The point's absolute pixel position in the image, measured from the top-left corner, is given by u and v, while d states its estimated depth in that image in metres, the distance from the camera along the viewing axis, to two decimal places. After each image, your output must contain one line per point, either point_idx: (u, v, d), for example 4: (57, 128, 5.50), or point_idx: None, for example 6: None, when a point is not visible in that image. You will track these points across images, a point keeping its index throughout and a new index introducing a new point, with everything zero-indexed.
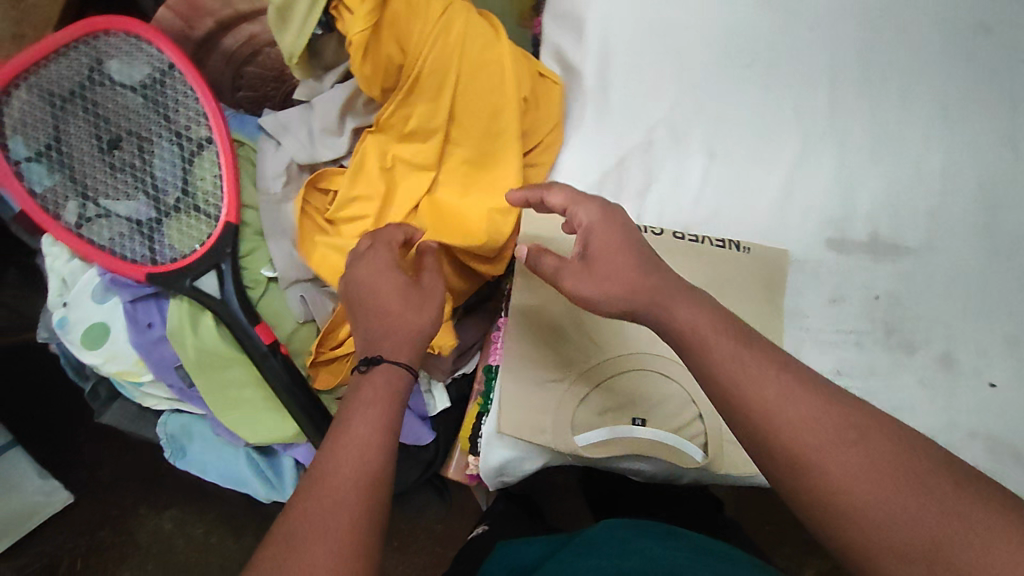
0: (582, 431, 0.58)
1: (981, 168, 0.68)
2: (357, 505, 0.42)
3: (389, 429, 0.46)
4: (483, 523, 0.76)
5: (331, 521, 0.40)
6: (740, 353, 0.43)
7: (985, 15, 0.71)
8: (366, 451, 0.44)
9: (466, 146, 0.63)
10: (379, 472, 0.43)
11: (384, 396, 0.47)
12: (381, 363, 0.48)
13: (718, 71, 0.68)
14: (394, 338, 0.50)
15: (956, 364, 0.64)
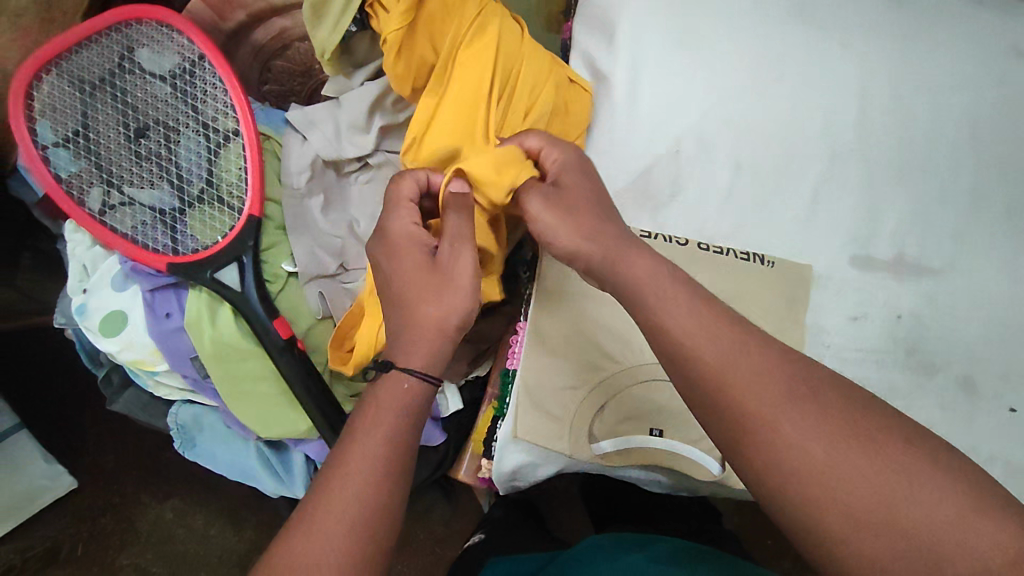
0: (599, 439, 0.57)
1: (1009, 190, 0.68)
2: (362, 519, 0.42)
3: (402, 439, 0.45)
4: (481, 531, 0.76)
5: (337, 532, 0.41)
6: (771, 368, 0.42)
7: (1018, 36, 0.71)
8: (378, 463, 0.44)
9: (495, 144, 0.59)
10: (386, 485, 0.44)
11: (399, 406, 0.46)
12: (393, 370, 0.47)
13: (748, 82, 0.67)
14: (410, 337, 0.48)
15: (977, 388, 0.64)
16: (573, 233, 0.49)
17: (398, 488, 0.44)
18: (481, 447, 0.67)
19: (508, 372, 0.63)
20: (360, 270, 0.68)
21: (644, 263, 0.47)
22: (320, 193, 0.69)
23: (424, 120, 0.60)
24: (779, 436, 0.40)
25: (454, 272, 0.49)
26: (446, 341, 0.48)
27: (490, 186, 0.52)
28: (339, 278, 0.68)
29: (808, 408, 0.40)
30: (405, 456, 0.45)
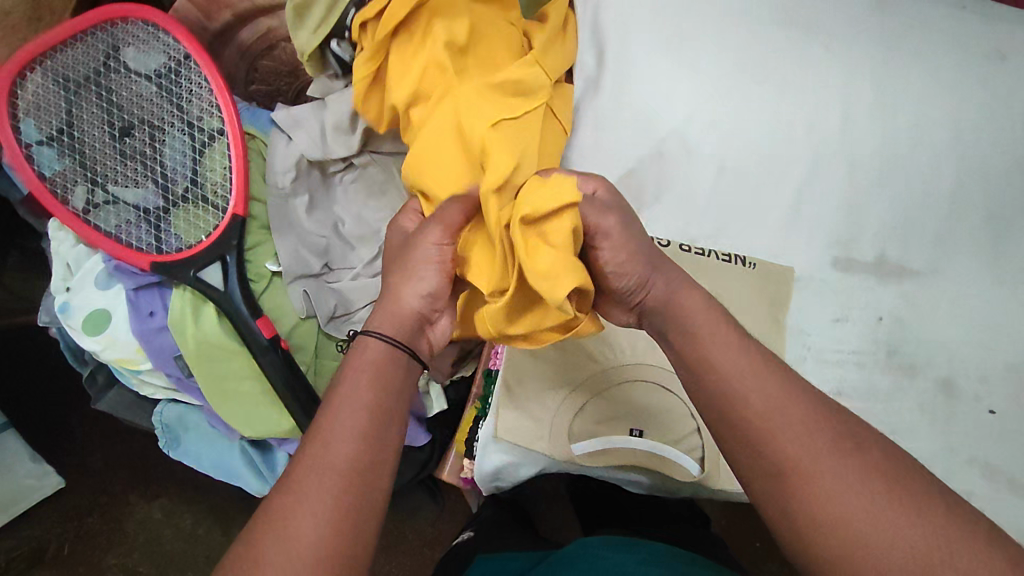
0: (578, 439, 0.58)
1: (990, 193, 0.68)
2: (342, 478, 0.41)
3: (382, 402, 0.45)
4: (470, 530, 0.77)
5: (320, 494, 0.40)
6: (741, 367, 0.43)
7: (1000, 41, 0.71)
8: (357, 423, 0.43)
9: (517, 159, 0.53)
10: (373, 447, 0.43)
11: (375, 370, 0.46)
12: (369, 337, 0.47)
13: (732, 84, 0.68)
14: (383, 313, 0.48)
15: (957, 389, 0.64)
16: (638, 262, 0.46)
17: (382, 451, 0.43)
18: (463, 447, 0.67)
19: (492, 371, 0.64)
20: (345, 270, 0.69)
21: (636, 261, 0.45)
22: (305, 193, 0.69)
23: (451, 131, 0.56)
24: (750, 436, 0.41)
25: (417, 249, 0.49)
26: (412, 321, 0.49)
27: (569, 208, 0.44)
28: (323, 278, 0.69)
29: (789, 410, 0.42)
30: (387, 418, 0.44)
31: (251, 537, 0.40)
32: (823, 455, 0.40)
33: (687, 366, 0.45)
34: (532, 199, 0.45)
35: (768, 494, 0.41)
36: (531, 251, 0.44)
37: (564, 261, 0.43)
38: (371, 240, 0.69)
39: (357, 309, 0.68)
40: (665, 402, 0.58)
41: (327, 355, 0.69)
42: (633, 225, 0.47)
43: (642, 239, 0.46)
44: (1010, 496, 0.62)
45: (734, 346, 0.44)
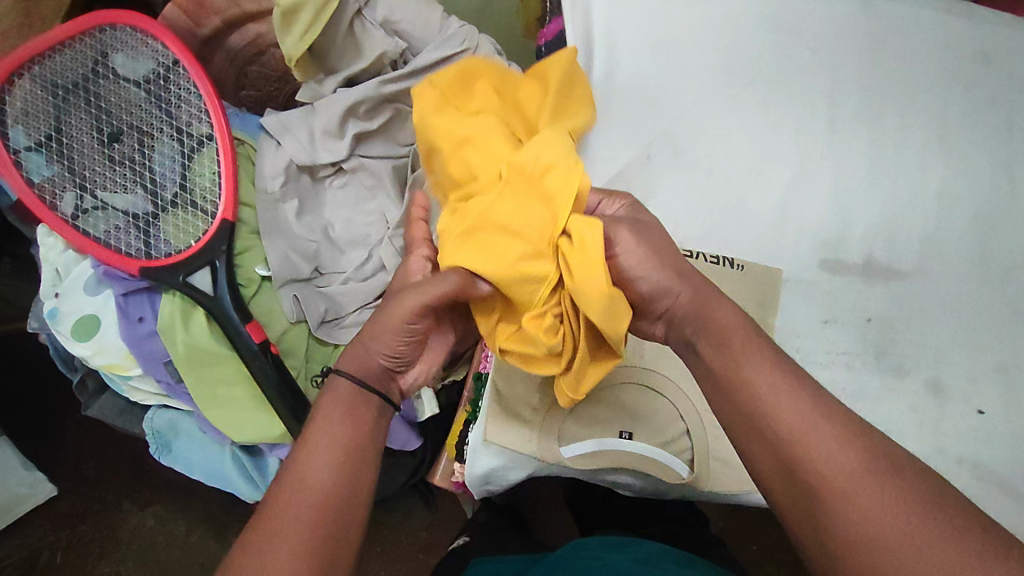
0: (570, 442, 0.57)
1: (975, 195, 0.70)
2: (316, 514, 0.41)
3: (357, 441, 0.45)
4: (466, 534, 0.76)
5: (292, 529, 0.40)
6: (768, 368, 0.42)
7: (983, 45, 0.73)
8: (338, 460, 0.43)
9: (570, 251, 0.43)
10: (348, 487, 0.43)
11: (349, 409, 0.46)
12: (342, 379, 0.47)
13: (720, 88, 0.68)
14: (354, 360, 0.48)
15: (946, 390, 0.65)
16: (662, 266, 0.46)
17: (350, 494, 0.42)
18: (454, 451, 0.68)
19: (483, 375, 0.65)
20: (335, 274, 0.69)
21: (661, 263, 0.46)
22: (295, 197, 0.68)
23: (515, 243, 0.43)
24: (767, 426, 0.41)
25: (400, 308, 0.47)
26: (381, 371, 0.49)
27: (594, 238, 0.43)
28: (314, 283, 0.69)
29: (822, 425, 0.40)
30: (357, 458, 0.44)
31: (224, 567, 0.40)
32: (859, 474, 0.38)
33: (712, 383, 0.44)
34: (571, 270, 0.43)
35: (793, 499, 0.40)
36: (586, 308, 0.43)
37: (612, 301, 0.43)
38: (361, 245, 0.70)
39: (347, 313, 0.68)
40: (657, 404, 0.58)
41: (318, 359, 0.69)
42: (649, 233, 0.48)
43: (657, 241, 0.47)
44: (1000, 497, 0.62)
45: (755, 350, 0.44)
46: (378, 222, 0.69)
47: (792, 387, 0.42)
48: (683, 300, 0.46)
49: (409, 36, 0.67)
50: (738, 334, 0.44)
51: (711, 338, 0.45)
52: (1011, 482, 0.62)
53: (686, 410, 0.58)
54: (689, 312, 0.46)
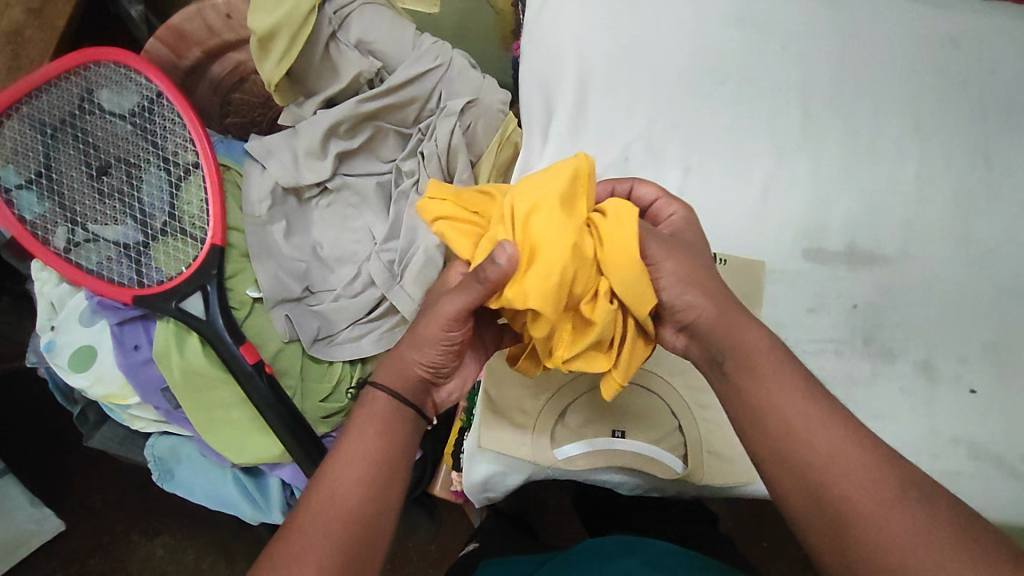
0: (563, 444, 0.58)
1: (953, 177, 0.71)
2: (346, 519, 0.42)
3: (389, 451, 0.46)
4: (474, 540, 0.76)
5: (321, 534, 0.41)
6: (793, 392, 0.42)
7: (952, 30, 0.75)
8: (371, 471, 0.44)
9: (609, 229, 0.45)
10: (380, 498, 0.44)
11: (381, 419, 0.47)
12: (378, 392, 0.48)
13: (694, 87, 0.70)
14: (394, 372, 0.49)
15: (936, 371, 0.65)
16: (692, 283, 0.47)
17: (379, 514, 0.43)
18: (452, 460, 0.69)
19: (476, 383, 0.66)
20: (326, 292, 0.70)
21: (688, 277, 0.47)
22: (282, 219, 0.69)
23: (557, 230, 0.44)
24: (781, 435, 0.42)
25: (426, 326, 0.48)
26: (418, 381, 0.50)
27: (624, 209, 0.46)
28: (305, 302, 0.70)
29: (856, 455, 0.40)
30: (387, 474, 0.45)
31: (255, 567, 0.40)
32: (887, 505, 0.38)
33: (746, 410, 0.44)
34: (609, 239, 0.45)
35: (823, 531, 0.40)
36: (630, 284, 0.45)
37: (643, 276, 0.45)
38: (349, 262, 0.70)
39: (340, 330, 0.70)
40: (648, 401, 0.58)
41: (313, 377, 0.70)
42: (685, 252, 0.49)
43: (689, 257, 0.48)
44: (998, 476, 0.62)
45: (786, 382, 0.43)
46: (365, 239, 0.70)
47: (817, 410, 0.42)
48: (706, 312, 0.46)
49: (384, 56, 0.68)
50: (761, 334, 0.45)
51: (740, 361, 0.45)
52: (1007, 460, 0.63)
53: (677, 406, 0.59)
54: (713, 327, 0.46)
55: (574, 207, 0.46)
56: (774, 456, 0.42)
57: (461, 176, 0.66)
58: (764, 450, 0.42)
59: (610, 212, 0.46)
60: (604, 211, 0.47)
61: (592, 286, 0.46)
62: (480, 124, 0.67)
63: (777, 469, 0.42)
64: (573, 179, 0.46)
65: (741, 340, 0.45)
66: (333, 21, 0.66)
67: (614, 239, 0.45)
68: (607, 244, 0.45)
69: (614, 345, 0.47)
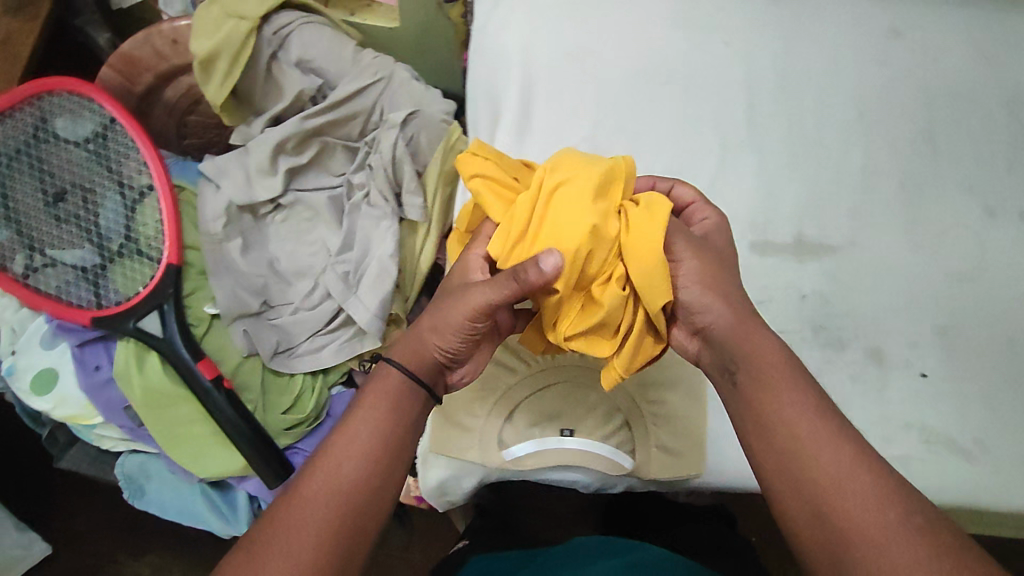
0: (510, 445, 0.58)
1: (899, 164, 0.72)
2: (344, 498, 0.43)
3: (391, 432, 0.46)
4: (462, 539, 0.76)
5: (317, 510, 0.42)
6: (804, 411, 0.45)
7: (893, 21, 0.77)
8: (372, 453, 0.45)
9: (638, 219, 0.48)
10: (379, 479, 0.44)
11: (387, 400, 0.47)
12: (390, 370, 0.48)
13: (638, 88, 0.71)
14: (411, 350, 0.50)
15: (887, 357, 0.66)
16: (713, 293, 0.50)
17: (376, 495, 0.44)
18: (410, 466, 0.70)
19: None
20: (284, 306, 0.72)
21: (708, 284, 0.51)
22: (238, 236, 0.70)
23: (585, 209, 0.46)
24: (789, 452, 0.44)
25: (450, 308, 0.49)
26: (433, 364, 0.50)
27: (657, 207, 0.49)
28: (264, 316, 0.71)
29: (862, 477, 0.41)
30: (387, 457, 0.45)
31: (249, 538, 0.42)
32: (893, 529, 0.39)
33: (758, 425, 0.46)
34: (635, 228, 0.48)
35: (820, 551, 0.41)
36: (645, 273, 0.47)
37: (663, 268, 0.47)
38: (307, 276, 0.71)
39: (300, 342, 0.71)
40: (593, 398, 0.60)
41: (275, 390, 0.71)
42: (711, 260, 0.52)
43: (713, 263, 0.52)
44: (949, 457, 0.64)
45: (797, 401, 0.45)
46: (321, 252, 0.71)
47: (827, 433, 0.44)
48: (723, 318, 0.50)
49: (324, 72, 0.70)
50: (774, 342, 0.49)
51: (752, 373, 0.48)
52: (958, 442, 0.64)
53: (622, 402, 0.60)
54: (728, 334, 0.50)
55: (610, 194, 0.49)
56: (780, 472, 0.44)
57: (408, 185, 0.67)
58: (772, 465, 0.44)
59: (644, 205, 0.49)
60: (637, 205, 0.49)
61: (608, 271, 0.48)
62: (423, 135, 0.69)
63: (782, 485, 0.44)
64: (615, 169, 0.49)
65: (751, 348, 0.48)
66: (272, 41, 0.68)
67: (641, 229, 0.48)
68: (631, 233, 0.48)
69: (619, 331, 0.49)
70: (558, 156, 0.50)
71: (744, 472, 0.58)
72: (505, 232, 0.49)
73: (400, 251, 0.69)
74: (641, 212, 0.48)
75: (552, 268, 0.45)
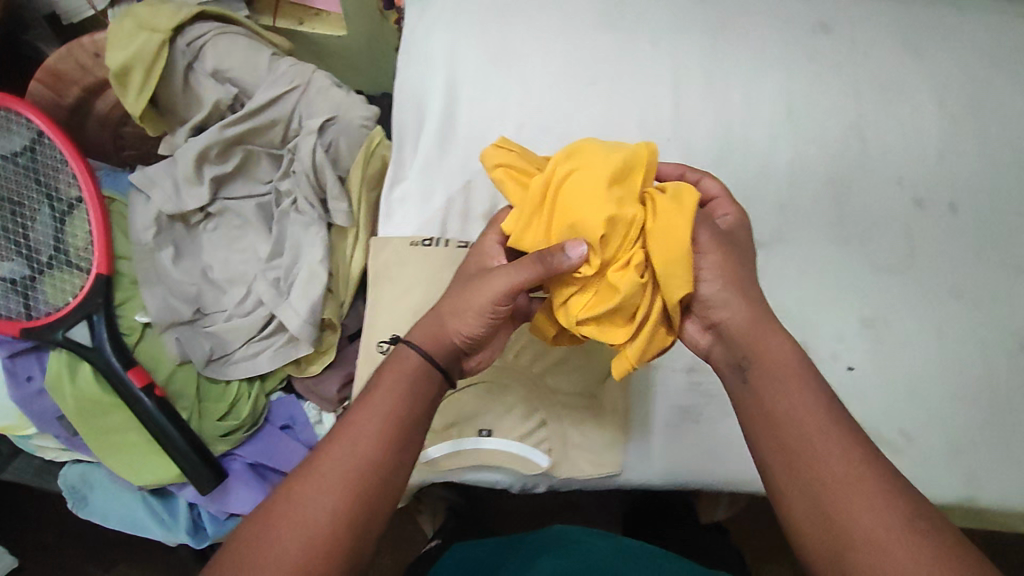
0: (428, 446, 0.59)
1: (827, 158, 0.72)
2: (358, 473, 0.43)
3: (407, 410, 0.46)
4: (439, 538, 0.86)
5: (332, 484, 0.42)
6: (812, 412, 0.44)
7: (823, 15, 0.76)
8: (387, 431, 0.45)
9: (662, 208, 0.47)
10: (394, 456, 0.44)
11: (403, 379, 0.47)
12: (408, 353, 0.48)
13: (564, 88, 0.70)
14: (427, 334, 0.50)
15: (811, 351, 0.67)
16: (735, 291, 0.49)
17: (389, 472, 0.44)
18: None
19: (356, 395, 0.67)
20: (218, 313, 0.72)
21: (731, 278, 0.50)
22: (170, 244, 0.71)
23: (603, 192, 0.47)
24: (794, 452, 0.43)
25: (470, 293, 0.49)
26: (450, 350, 0.50)
27: (685, 198, 0.48)
28: (198, 324, 0.71)
29: (868, 480, 0.41)
30: (402, 435, 0.45)
31: (265, 511, 0.42)
32: (896, 532, 0.39)
33: (767, 420, 0.45)
34: (660, 216, 0.47)
35: (823, 547, 0.41)
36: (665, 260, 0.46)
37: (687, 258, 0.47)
38: (239, 282, 0.72)
39: (235, 349, 0.72)
40: (511, 398, 0.60)
41: (211, 397, 0.72)
42: (734, 259, 0.51)
43: (737, 260, 0.51)
44: None
45: (806, 399, 0.45)
46: (253, 259, 0.71)
47: (836, 435, 0.43)
48: (740, 316, 0.49)
49: (239, 81, 0.71)
50: (791, 342, 0.48)
51: (763, 371, 0.47)
52: (883, 434, 0.65)
53: (541, 402, 0.60)
54: (744, 330, 0.49)
55: (633, 183, 0.49)
56: (787, 469, 0.43)
57: (331, 191, 0.68)
58: (779, 459, 0.44)
59: (670, 195, 0.48)
60: (664, 194, 0.49)
61: (626, 256, 0.47)
62: (342, 141, 0.70)
63: (789, 483, 0.43)
64: (640, 159, 0.49)
65: (769, 344, 0.47)
66: (187, 53, 0.69)
67: (666, 218, 0.47)
68: (654, 221, 0.47)
69: (633, 317, 0.48)
70: (578, 143, 0.50)
71: (664, 467, 0.61)
72: (524, 216, 0.50)
73: (331, 256, 0.70)
74: (666, 202, 0.48)
75: (578, 257, 0.46)
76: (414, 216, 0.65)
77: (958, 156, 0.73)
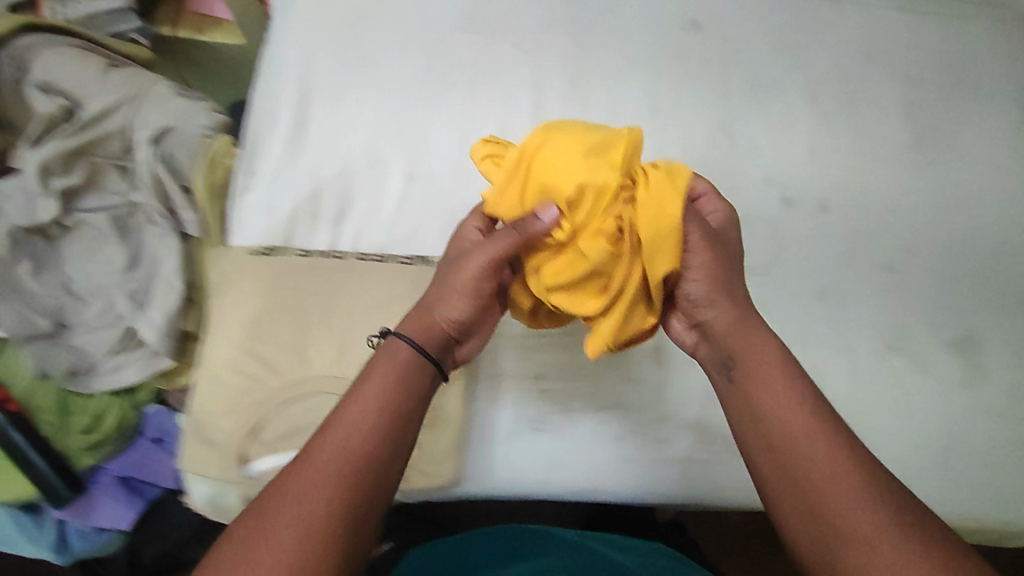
0: (258, 457, 0.58)
1: (694, 158, 0.70)
2: (349, 468, 0.39)
3: (403, 400, 0.43)
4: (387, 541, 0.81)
5: (320, 484, 0.38)
6: (797, 410, 0.42)
7: (693, 14, 0.75)
8: (382, 423, 0.41)
9: (647, 182, 0.45)
10: (391, 448, 0.41)
11: (394, 370, 0.44)
12: (396, 338, 0.46)
13: (419, 90, 0.69)
14: (416, 318, 0.48)
15: (668, 355, 0.63)
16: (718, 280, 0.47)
17: (384, 465, 0.40)
18: None
19: None
20: (81, 325, 0.71)
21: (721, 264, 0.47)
22: (27, 258, 0.69)
23: (580, 160, 0.45)
24: (782, 453, 0.41)
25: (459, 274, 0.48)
26: (442, 335, 0.48)
27: (675, 176, 0.46)
28: (59, 337, 0.70)
29: (854, 478, 0.39)
30: (398, 427, 0.42)
31: (240, 522, 0.37)
32: (883, 527, 0.37)
33: (752, 419, 0.43)
34: (647, 191, 0.45)
35: (816, 544, 0.39)
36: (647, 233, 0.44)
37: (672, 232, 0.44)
38: (101, 295, 0.71)
39: (100, 361, 0.70)
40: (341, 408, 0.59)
41: (74, 411, 0.71)
42: (722, 251, 0.48)
43: (724, 252, 0.48)
44: (734, 461, 0.61)
45: (795, 394, 0.43)
46: (112, 273, 0.70)
47: (825, 435, 0.41)
48: (724, 316, 0.47)
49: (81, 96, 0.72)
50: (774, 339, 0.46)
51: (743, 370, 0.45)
52: None
53: None
54: (727, 330, 0.46)
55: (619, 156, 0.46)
56: (773, 467, 0.41)
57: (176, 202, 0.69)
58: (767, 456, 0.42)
59: (660, 172, 0.46)
60: (653, 170, 0.46)
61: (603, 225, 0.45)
62: None
63: (777, 481, 0.41)
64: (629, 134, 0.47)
65: (752, 339, 0.45)
66: (13, 64, 0.73)
67: (654, 191, 0.45)
68: (638, 193, 0.45)
69: (609, 289, 0.45)
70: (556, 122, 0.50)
71: (506, 475, 0.60)
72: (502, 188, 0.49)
73: (188, 268, 0.71)
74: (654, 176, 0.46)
75: (551, 221, 0.45)
76: (259, 224, 0.65)
77: (829, 153, 0.71)
